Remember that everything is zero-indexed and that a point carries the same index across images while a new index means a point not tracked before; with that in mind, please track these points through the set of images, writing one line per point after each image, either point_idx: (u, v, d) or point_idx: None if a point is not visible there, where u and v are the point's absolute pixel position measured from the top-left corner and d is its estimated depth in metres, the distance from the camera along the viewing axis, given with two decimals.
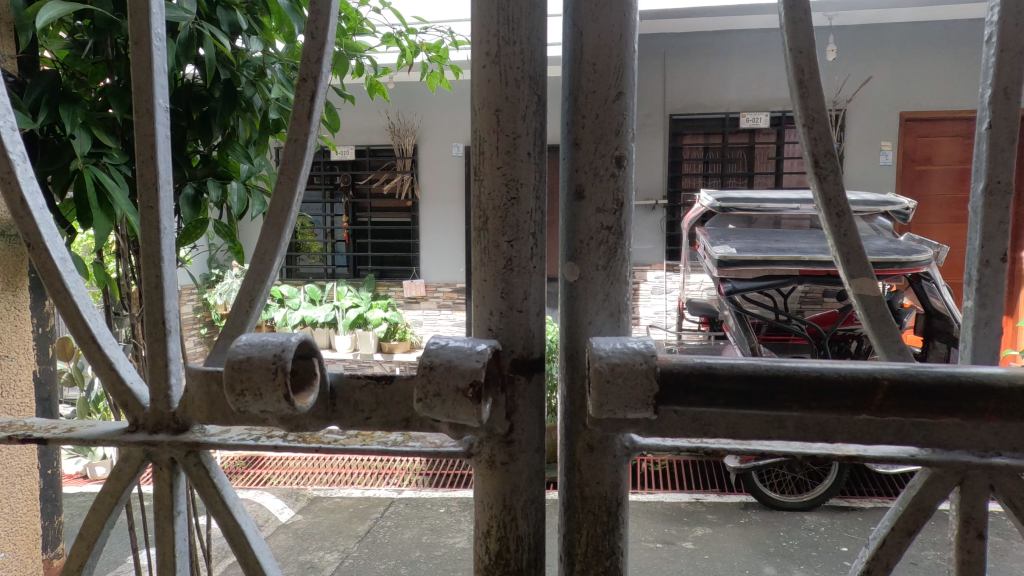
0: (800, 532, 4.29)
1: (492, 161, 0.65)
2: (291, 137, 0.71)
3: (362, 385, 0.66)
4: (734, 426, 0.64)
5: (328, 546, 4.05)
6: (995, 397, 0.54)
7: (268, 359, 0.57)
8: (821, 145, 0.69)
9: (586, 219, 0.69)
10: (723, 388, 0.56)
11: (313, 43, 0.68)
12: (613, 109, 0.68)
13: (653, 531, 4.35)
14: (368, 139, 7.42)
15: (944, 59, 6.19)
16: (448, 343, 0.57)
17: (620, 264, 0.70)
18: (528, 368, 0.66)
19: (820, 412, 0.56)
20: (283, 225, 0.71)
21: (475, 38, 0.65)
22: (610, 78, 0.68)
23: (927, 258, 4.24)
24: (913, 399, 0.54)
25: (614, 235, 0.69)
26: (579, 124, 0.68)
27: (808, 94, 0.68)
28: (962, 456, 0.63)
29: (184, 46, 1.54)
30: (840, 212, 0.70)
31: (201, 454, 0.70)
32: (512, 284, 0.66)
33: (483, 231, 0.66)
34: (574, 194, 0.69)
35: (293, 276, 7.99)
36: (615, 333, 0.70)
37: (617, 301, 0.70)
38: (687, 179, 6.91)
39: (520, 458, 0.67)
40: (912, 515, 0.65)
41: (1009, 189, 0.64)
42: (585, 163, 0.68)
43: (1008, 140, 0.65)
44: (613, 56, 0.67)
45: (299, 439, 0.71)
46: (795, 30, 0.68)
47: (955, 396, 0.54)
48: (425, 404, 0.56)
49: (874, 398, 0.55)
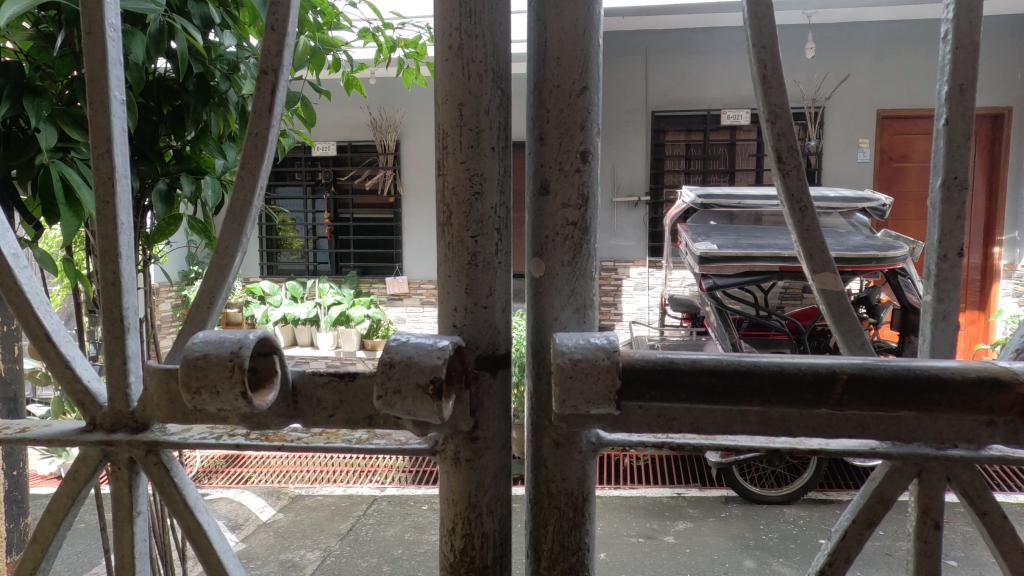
0: (780, 524, 4.35)
1: (455, 156, 0.64)
2: (251, 131, 0.69)
3: (325, 383, 0.65)
4: (698, 421, 0.65)
5: (310, 544, 4.03)
6: (948, 390, 0.54)
7: (224, 356, 0.56)
8: (785, 141, 0.69)
9: (551, 215, 0.69)
10: (686, 381, 0.56)
11: (273, 36, 0.67)
12: (577, 103, 0.67)
13: (635, 525, 4.39)
14: (350, 134, 7.39)
15: (920, 57, 6.27)
16: (409, 340, 0.57)
17: (586, 260, 0.70)
18: (492, 364, 0.66)
19: (780, 406, 0.56)
20: (245, 220, 0.70)
21: (437, 30, 0.64)
22: (573, 72, 0.67)
23: (903, 254, 4.30)
24: (872, 392, 0.55)
25: (580, 231, 0.69)
26: (543, 119, 0.68)
27: (771, 90, 0.68)
28: (921, 448, 0.64)
29: (154, 39, 1.52)
30: (803, 208, 0.71)
31: (161, 453, 0.69)
32: (476, 279, 0.65)
33: (447, 226, 0.65)
34: (540, 189, 0.69)
35: (273, 273, 7.88)
36: (581, 329, 0.71)
37: (583, 297, 0.70)
38: (669, 176, 6.93)
39: (485, 455, 0.66)
40: (872, 507, 0.65)
41: (966, 185, 0.65)
42: (550, 158, 0.68)
43: (964, 138, 0.65)
44: (577, 51, 0.67)
45: (262, 438, 0.70)
46: (758, 25, 0.68)
47: (911, 389, 0.55)
48: (386, 402, 0.55)
49: (833, 392, 0.55)
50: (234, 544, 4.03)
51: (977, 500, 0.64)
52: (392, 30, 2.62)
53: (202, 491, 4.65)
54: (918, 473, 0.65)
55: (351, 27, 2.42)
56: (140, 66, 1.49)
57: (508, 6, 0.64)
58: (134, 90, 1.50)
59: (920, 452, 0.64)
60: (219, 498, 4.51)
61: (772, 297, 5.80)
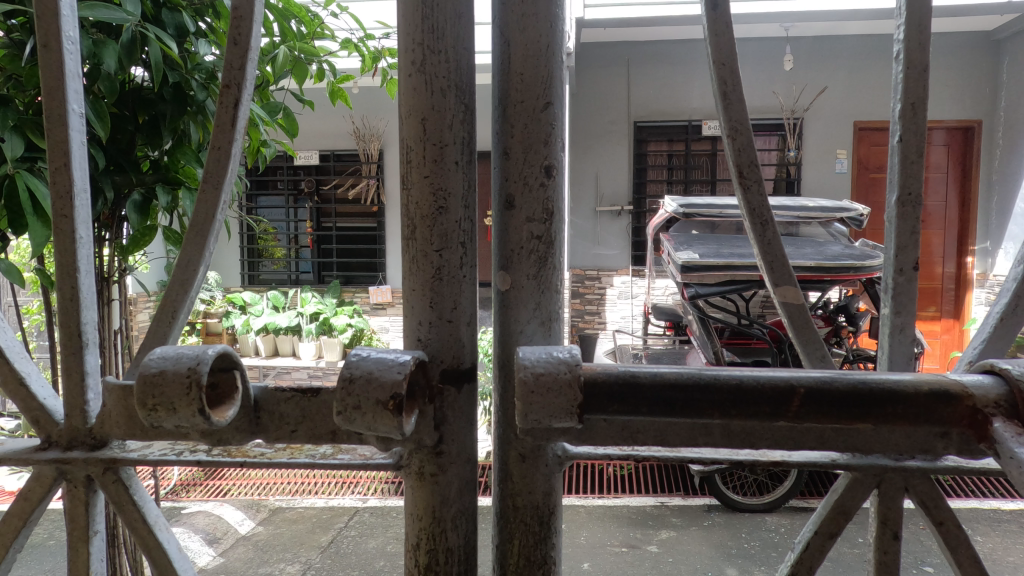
0: (762, 533, 4.37)
1: (418, 170, 0.64)
2: (214, 145, 0.69)
3: (287, 398, 0.65)
4: (663, 433, 0.65)
5: (290, 557, 3.97)
6: (902, 403, 0.55)
7: (181, 372, 0.55)
8: (745, 156, 0.71)
9: (516, 229, 0.69)
10: (651, 394, 0.57)
11: (236, 51, 0.67)
12: (541, 119, 0.68)
13: (619, 535, 4.40)
14: (333, 143, 7.39)
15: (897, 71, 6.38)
16: (369, 355, 0.56)
17: (551, 272, 0.70)
18: (457, 379, 0.65)
19: (740, 420, 0.56)
20: (208, 233, 0.69)
21: (399, 46, 0.64)
22: (537, 88, 0.68)
23: (880, 263, 4.38)
24: (829, 407, 0.55)
25: (544, 245, 0.69)
26: (509, 133, 0.69)
27: (731, 106, 0.70)
28: (879, 460, 0.65)
29: (127, 49, 1.53)
30: (763, 222, 0.72)
31: (120, 470, 0.67)
32: (440, 293, 0.65)
33: (411, 239, 0.65)
34: (505, 203, 0.69)
35: (255, 283, 7.81)
36: (547, 342, 0.71)
37: (548, 310, 0.71)
38: (651, 186, 7.00)
39: (450, 468, 0.66)
40: (834, 518, 0.66)
41: (919, 200, 0.67)
42: (515, 173, 0.68)
43: (917, 154, 0.67)
44: (541, 67, 0.68)
45: (224, 453, 0.69)
46: (718, 42, 0.69)
47: (867, 402, 0.56)
48: (345, 417, 0.55)
49: (791, 405, 0.56)
50: (212, 559, 3.96)
51: (935, 510, 0.65)
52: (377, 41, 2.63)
53: (179, 504, 4.57)
54: (878, 484, 0.66)
55: (335, 37, 2.44)
56: (112, 76, 1.50)
57: (470, 22, 0.65)
58: (106, 100, 1.51)
59: (880, 463, 0.65)
60: (197, 511, 4.43)
61: (753, 306, 5.87)
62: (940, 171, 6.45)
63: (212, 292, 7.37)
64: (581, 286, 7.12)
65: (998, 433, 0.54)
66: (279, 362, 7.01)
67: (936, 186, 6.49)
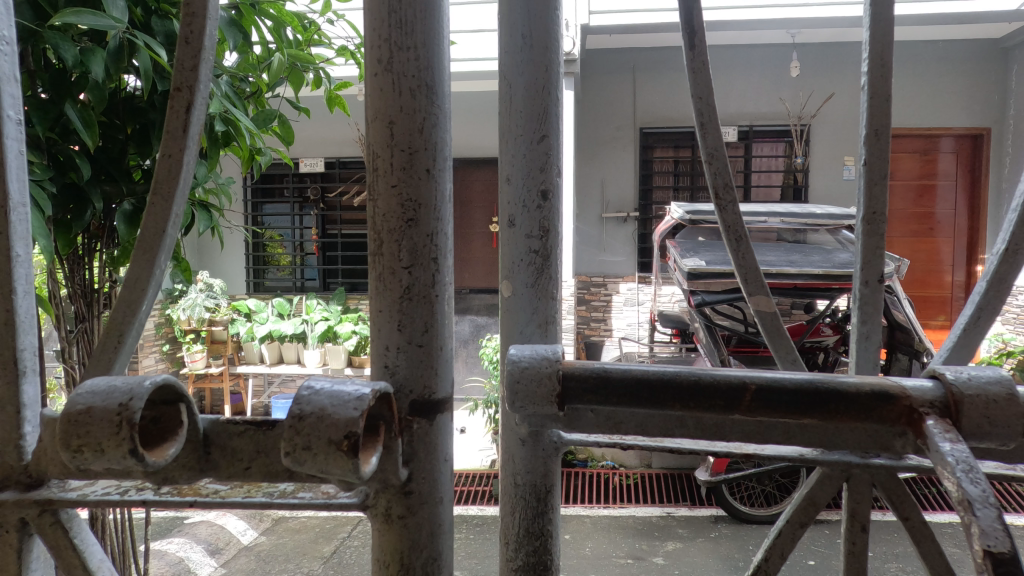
0: (769, 545, 4.28)
1: (385, 180, 0.58)
2: (164, 152, 0.63)
3: (240, 432, 0.59)
4: (642, 424, 0.70)
5: (292, 568, 3.90)
6: (846, 402, 0.56)
7: (111, 410, 0.50)
8: (721, 180, 0.94)
9: (522, 242, 0.88)
10: (620, 386, 0.57)
11: (189, 48, 0.62)
12: (538, 150, 0.88)
13: (625, 546, 4.35)
14: (338, 150, 7.39)
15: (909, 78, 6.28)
16: (324, 389, 0.50)
17: (548, 279, 0.89)
18: (428, 410, 0.59)
19: (697, 412, 0.56)
20: (158, 250, 0.63)
21: (364, 41, 0.58)
22: (537, 127, 0.89)
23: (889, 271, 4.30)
24: (777, 403, 0.56)
25: (541, 257, 0.88)
26: (517, 162, 0.89)
27: (708, 134, 0.93)
28: (847, 458, 0.72)
29: (112, 56, 1.46)
30: (736, 239, 0.94)
31: (57, 512, 0.62)
32: (409, 315, 0.58)
33: (378, 255, 0.59)
34: (514, 222, 0.89)
35: (260, 290, 7.73)
36: (546, 337, 0.90)
37: (546, 311, 0.90)
38: (658, 192, 6.93)
39: (420, 511, 0.59)
40: (805, 509, 0.76)
41: (882, 218, 0.87)
42: (523, 196, 0.88)
43: (880, 177, 0.88)
44: (543, 113, 0.89)
45: (174, 492, 0.63)
46: (696, 79, 0.93)
47: (812, 401, 0.56)
48: (294, 459, 0.48)
49: (743, 399, 0.56)
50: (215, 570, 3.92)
51: (900, 505, 0.77)
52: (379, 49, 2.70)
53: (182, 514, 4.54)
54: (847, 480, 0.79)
55: (331, 44, 2.40)
56: (101, 84, 1.44)
57: (442, 15, 0.59)
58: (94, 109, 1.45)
59: (846, 460, 0.72)
60: (200, 521, 4.40)
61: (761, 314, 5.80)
62: (948, 178, 6.38)
63: (217, 300, 7.12)
64: (587, 292, 7.06)
65: (928, 430, 0.54)
66: (283, 369, 7.00)
67: (944, 194, 6.43)
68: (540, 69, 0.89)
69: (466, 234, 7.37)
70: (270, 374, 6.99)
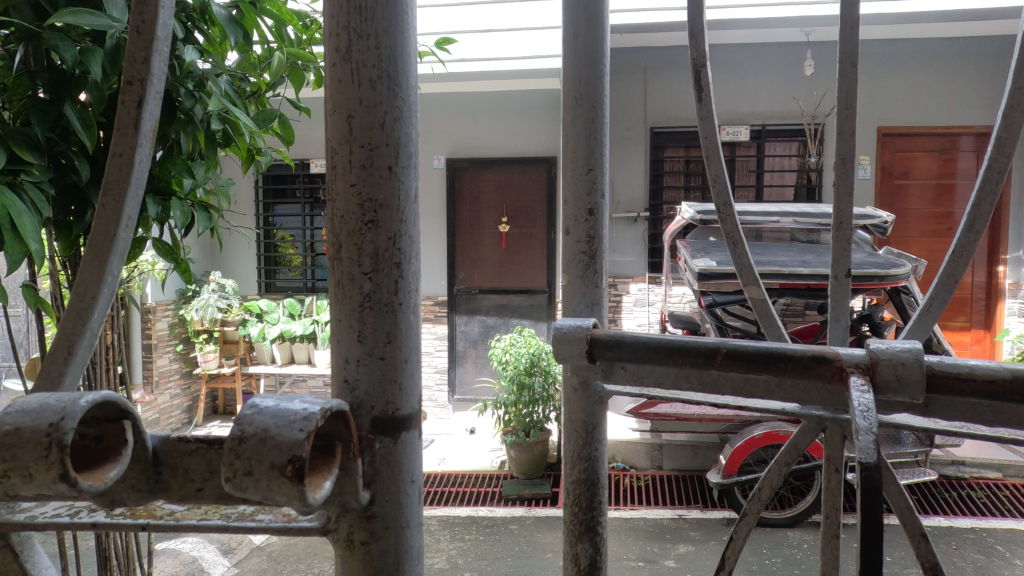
0: (783, 548, 4.21)
1: (345, 176, 0.62)
2: (115, 151, 0.60)
3: (191, 451, 0.56)
4: (656, 377, 0.94)
5: (303, 568, 3.87)
6: (792, 362, 0.75)
7: (41, 430, 0.47)
8: (723, 195, 1.26)
9: (573, 246, 1.36)
10: (632, 345, 0.85)
11: (139, 40, 0.60)
12: (585, 181, 1.33)
13: (636, 549, 4.32)
14: None
15: (926, 76, 6.17)
16: (267, 407, 0.46)
17: (593, 271, 1.35)
18: (389, 426, 0.61)
19: (683, 365, 0.80)
20: (110, 253, 0.61)
21: (325, 31, 0.63)
22: (586, 166, 1.34)
23: (905, 272, 4.22)
24: (740, 360, 0.77)
25: (587, 256, 1.34)
26: (574, 194, 1.35)
27: (710, 165, 1.25)
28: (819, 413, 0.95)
29: (109, 55, 1.43)
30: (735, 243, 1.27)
31: (8, 536, 0.60)
32: (368, 320, 0.62)
33: (338, 258, 0.62)
34: (571, 233, 1.35)
35: (271, 290, 7.74)
36: (591, 312, 1.36)
37: (593, 295, 1.35)
38: (668, 192, 6.87)
39: (385, 537, 0.60)
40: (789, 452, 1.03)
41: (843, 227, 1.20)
42: (576, 215, 1.35)
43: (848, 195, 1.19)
44: (588, 159, 1.34)
45: (127, 513, 0.60)
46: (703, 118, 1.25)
47: (765, 359, 0.76)
48: (234, 484, 0.44)
49: (717, 356, 0.78)
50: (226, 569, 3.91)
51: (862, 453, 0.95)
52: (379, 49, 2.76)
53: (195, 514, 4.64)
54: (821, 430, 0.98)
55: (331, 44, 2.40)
56: (99, 83, 1.41)
57: (399, 13, 0.63)
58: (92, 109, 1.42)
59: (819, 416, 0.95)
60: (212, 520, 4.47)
61: None
62: (968, 177, 6.32)
63: (229, 300, 7.08)
64: None
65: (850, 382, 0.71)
66: (294, 370, 7.02)
67: (963, 193, 6.36)
68: (590, 126, 1.35)
69: (475, 235, 7.34)
70: (281, 375, 7.02)
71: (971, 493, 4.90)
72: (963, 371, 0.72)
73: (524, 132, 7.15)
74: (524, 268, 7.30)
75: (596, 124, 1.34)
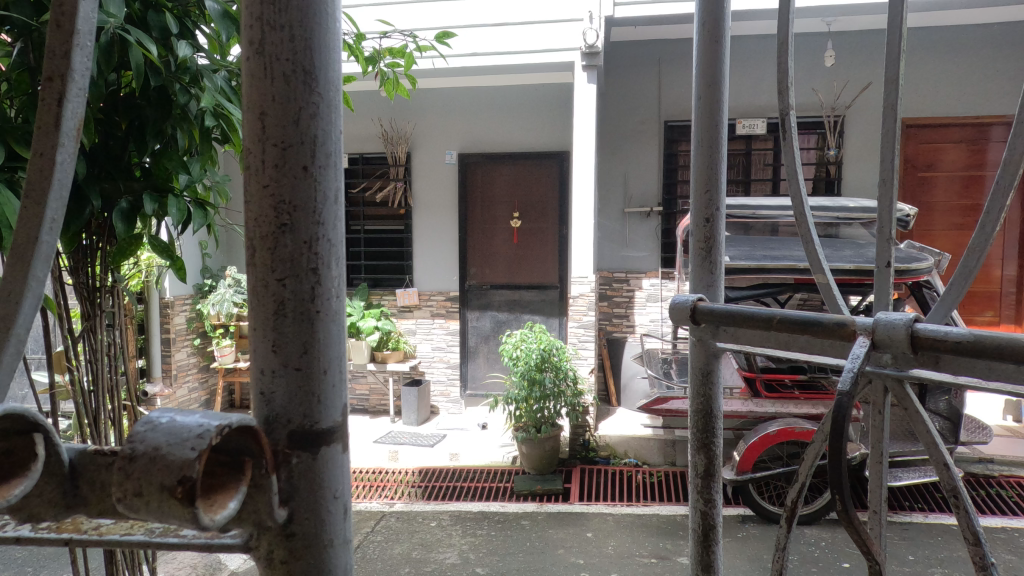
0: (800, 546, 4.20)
1: (261, 182, 0.64)
2: (35, 151, 0.61)
3: (106, 465, 0.56)
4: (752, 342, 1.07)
5: None
6: (819, 327, 0.89)
7: None
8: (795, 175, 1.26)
9: (696, 242, 1.33)
10: (720, 312, 1.07)
11: (58, 35, 0.60)
12: (707, 181, 1.31)
13: (649, 545, 4.41)
14: (361, 146, 7.43)
15: (951, 66, 6.02)
16: (165, 424, 0.52)
17: (716, 259, 1.32)
18: (304, 438, 0.64)
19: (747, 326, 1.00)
20: (38, 260, 0.62)
21: (243, 30, 0.65)
22: (707, 171, 1.31)
23: (927, 266, 4.16)
24: (790, 322, 0.92)
25: (709, 249, 1.32)
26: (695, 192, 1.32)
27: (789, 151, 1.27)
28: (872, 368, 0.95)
29: (104, 54, 1.43)
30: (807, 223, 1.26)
31: None
32: (282, 329, 0.65)
33: (255, 267, 0.65)
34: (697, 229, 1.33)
35: None
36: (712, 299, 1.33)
37: (713, 284, 1.33)
38: (682, 186, 6.76)
39: (301, 553, 0.64)
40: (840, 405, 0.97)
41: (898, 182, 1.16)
42: (701, 210, 1.32)
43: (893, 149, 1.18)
44: (709, 158, 1.31)
45: (51, 528, 0.61)
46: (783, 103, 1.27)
47: (799, 323, 0.92)
48: (125, 504, 0.50)
49: (773, 321, 0.94)
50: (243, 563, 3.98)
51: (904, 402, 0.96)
52: (379, 44, 2.79)
53: None
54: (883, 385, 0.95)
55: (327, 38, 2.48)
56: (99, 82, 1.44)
57: (316, 13, 0.65)
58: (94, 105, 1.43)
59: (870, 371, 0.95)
60: None
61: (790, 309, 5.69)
62: (997, 169, 6.15)
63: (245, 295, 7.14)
64: (609, 288, 6.94)
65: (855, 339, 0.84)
66: None
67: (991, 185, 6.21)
68: (713, 137, 1.31)
69: (488, 230, 7.31)
70: None
71: (1000, 491, 4.78)
72: (945, 337, 0.77)
73: (536, 127, 7.10)
74: (537, 263, 7.26)
75: (713, 108, 1.30)
